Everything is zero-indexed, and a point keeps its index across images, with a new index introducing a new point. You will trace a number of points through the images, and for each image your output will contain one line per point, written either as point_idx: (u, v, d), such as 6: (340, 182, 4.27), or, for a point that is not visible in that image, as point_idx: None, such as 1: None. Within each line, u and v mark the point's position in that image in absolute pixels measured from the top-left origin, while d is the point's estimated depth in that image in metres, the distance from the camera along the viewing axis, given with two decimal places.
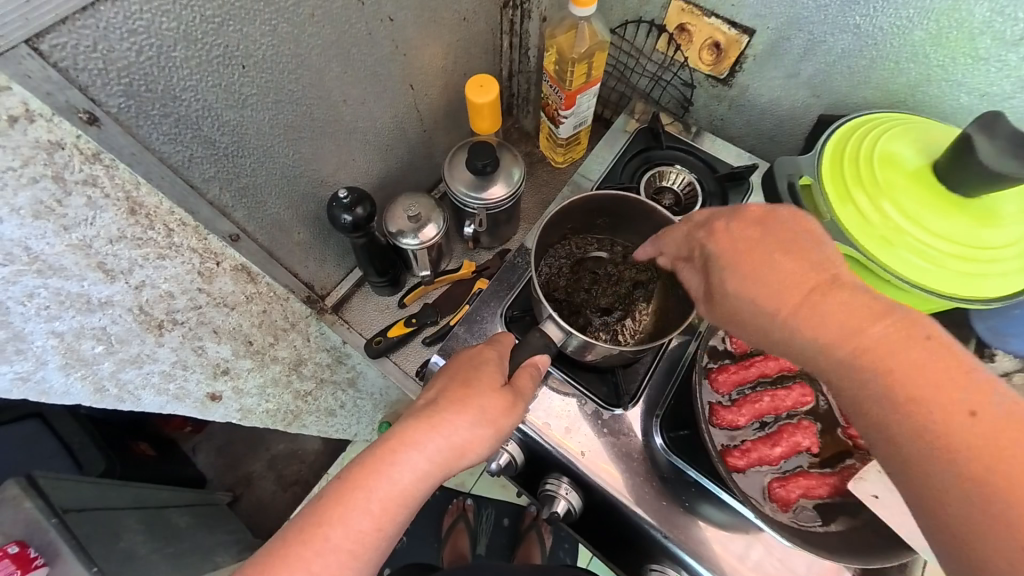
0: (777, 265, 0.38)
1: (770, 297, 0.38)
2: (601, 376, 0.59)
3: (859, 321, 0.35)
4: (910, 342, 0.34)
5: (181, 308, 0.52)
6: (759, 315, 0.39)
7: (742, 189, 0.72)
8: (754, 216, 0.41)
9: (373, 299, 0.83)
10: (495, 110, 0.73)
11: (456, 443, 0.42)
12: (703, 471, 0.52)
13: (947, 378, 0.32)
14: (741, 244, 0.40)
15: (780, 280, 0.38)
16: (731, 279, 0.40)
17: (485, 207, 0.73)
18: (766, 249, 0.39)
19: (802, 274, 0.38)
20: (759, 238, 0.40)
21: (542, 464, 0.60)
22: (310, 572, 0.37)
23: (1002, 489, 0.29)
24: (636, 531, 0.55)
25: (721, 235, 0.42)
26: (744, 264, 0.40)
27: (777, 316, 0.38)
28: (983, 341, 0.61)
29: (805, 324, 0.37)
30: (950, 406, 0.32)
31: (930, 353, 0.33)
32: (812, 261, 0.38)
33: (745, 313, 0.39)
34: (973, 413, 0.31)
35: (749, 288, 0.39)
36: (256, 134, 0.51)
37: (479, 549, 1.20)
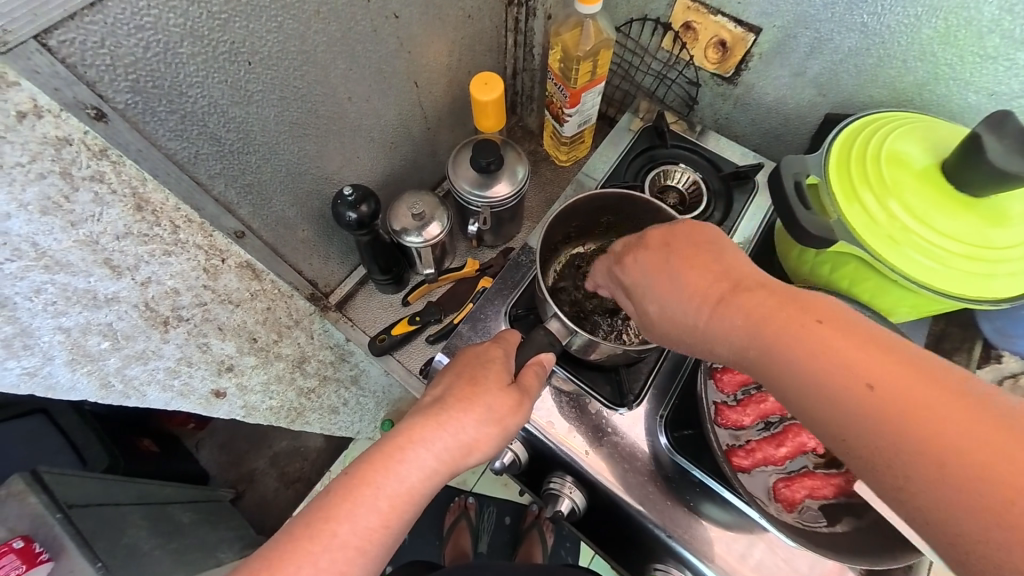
0: (692, 275, 0.40)
1: (691, 308, 0.40)
2: (605, 375, 0.59)
3: (774, 316, 0.36)
4: (818, 331, 0.34)
5: (186, 305, 0.52)
6: (688, 329, 0.40)
7: (748, 188, 0.71)
8: (673, 233, 0.44)
9: (377, 296, 0.83)
10: (499, 108, 0.73)
11: (464, 441, 0.42)
12: (707, 471, 0.52)
13: (863, 355, 0.33)
14: (654, 262, 0.43)
15: (672, 266, 0.42)
16: (651, 299, 0.42)
17: (489, 205, 0.73)
18: (705, 258, 0.41)
19: (714, 281, 0.40)
20: (670, 249, 0.43)
21: (545, 463, 0.60)
22: (317, 568, 0.37)
23: (956, 460, 0.29)
24: (640, 530, 0.55)
25: (635, 262, 0.44)
26: (668, 281, 0.41)
27: (702, 325, 0.39)
28: (989, 342, 0.61)
29: (732, 327, 0.38)
30: (877, 385, 0.32)
31: (840, 335, 0.34)
32: (697, 248, 0.42)
33: (672, 331, 0.41)
34: (899, 386, 0.31)
35: (671, 301, 0.41)
36: (261, 131, 0.51)
37: (480, 548, 1.20)
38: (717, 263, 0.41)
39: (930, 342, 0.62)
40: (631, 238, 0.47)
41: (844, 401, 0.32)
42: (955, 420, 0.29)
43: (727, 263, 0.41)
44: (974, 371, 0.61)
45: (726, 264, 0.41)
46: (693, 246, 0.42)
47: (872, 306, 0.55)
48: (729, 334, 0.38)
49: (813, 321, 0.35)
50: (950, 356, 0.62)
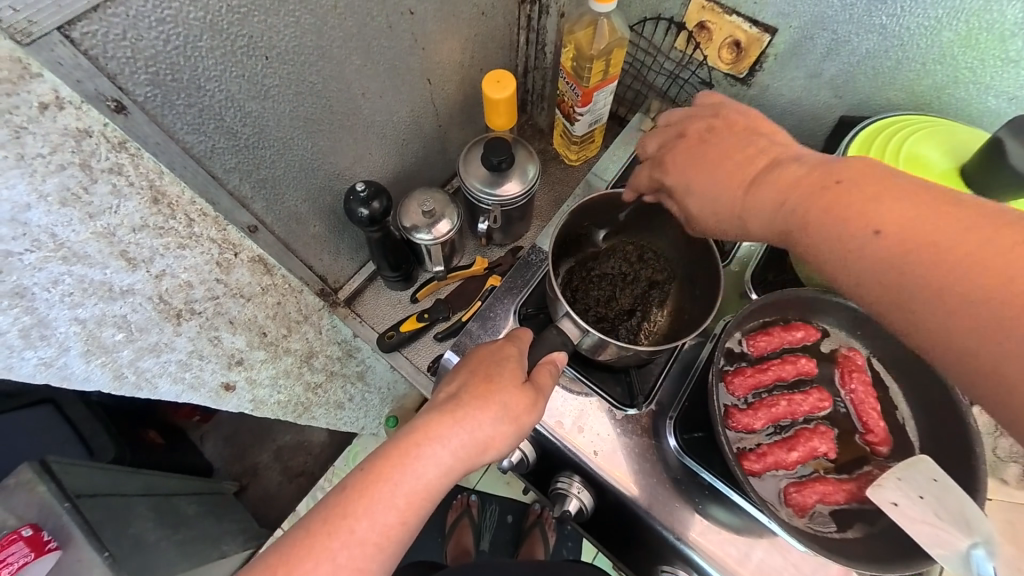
0: (721, 166, 0.42)
1: (723, 191, 0.42)
2: (615, 376, 0.59)
3: (772, 184, 0.38)
4: (806, 178, 0.37)
5: (199, 298, 0.53)
6: (720, 217, 0.42)
7: None
8: (697, 132, 0.46)
9: (385, 293, 0.83)
10: (511, 106, 0.72)
11: (480, 439, 0.42)
12: (716, 473, 0.53)
13: (832, 190, 0.35)
14: (687, 157, 0.45)
15: (684, 164, 0.45)
16: (691, 196, 0.44)
17: (499, 203, 0.73)
18: (708, 158, 0.43)
19: (735, 167, 0.41)
20: (700, 145, 0.44)
21: (553, 462, 0.60)
22: (335, 564, 0.37)
23: (894, 254, 0.32)
24: (647, 532, 0.55)
25: (672, 160, 0.46)
26: (681, 175, 0.45)
27: (734, 211, 0.41)
28: None
29: (757, 208, 0.39)
30: (859, 210, 0.34)
31: (811, 180, 0.36)
32: (695, 147, 0.45)
33: (714, 221, 0.43)
34: (881, 208, 0.33)
35: (704, 203, 0.43)
36: (276, 126, 0.51)
37: (482, 546, 1.20)
38: (746, 144, 0.42)
39: None
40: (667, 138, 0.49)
41: (831, 243, 0.35)
42: (926, 230, 0.31)
43: (755, 141, 0.42)
44: None
45: (750, 141, 0.42)
46: (695, 149, 0.45)
47: None
48: (748, 213, 0.40)
49: (800, 171, 0.37)
50: None
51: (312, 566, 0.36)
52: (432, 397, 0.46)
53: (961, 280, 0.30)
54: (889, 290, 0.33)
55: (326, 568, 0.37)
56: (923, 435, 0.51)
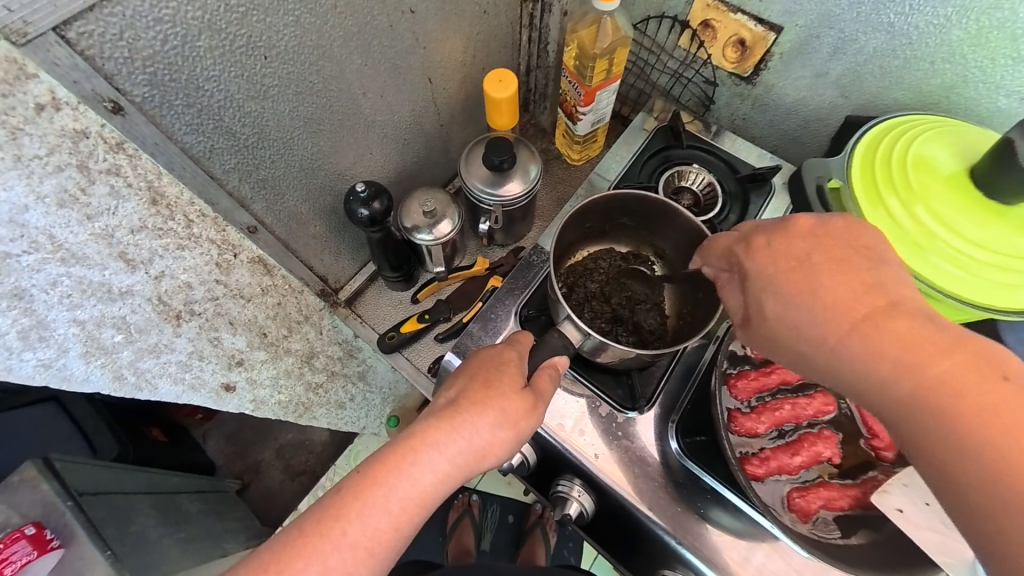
0: (826, 280, 0.37)
1: (823, 317, 0.37)
2: (616, 379, 0.58)
3: (890, 325, 0.35)
4: (921, 334, 0.34)
5: (199, 299, 0.53)
6: (806, 336, 0.38)
7: (765, 190, 0.70)
8: (806, 231, 0.40)
9: (386, 293, 0.83)
10: (513, 106, 0.72)
11: (478, 446, 0.41)
12: (717, 477, 0.52)
13: (976, 376, 0.32)
14: (790, 257, 0.39)
15: (818, 275, 0.38)
16: (769, 293, 0.40)
17: (501, 204, 0.72)
18: (817, 262, 0.38)
19: (858, 296, 0.36)
20: (809, 257, 0.39)
21: (554, 465, 0.60)
22: (326, 566, 0.37)
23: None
24: (649, 536, 0.55)
25: (766, 247, 0.41)
26: (784, 283, 0.39)
27: (829, 340, 0.37)
28: (1013, 353, 0.59)
29: (858, 354, 0.35)
30: (950, 395, 0.32)
31: (949, 354, 0.33)
32: (810, 245, 0.39)
33: (787, 335, 0.39)
34: (1001, 409, 0.31)
35: (796, 309, 0.38)
36: (275, 126, 0.50)
37: (483, 546, 1.21)
38: (860, 273, 0.37)
39: None
40: (768, 225, 0.43)
41: (926, 415, 0.33)
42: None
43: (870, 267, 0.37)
44: None
45: (868, 273, 0.37)
46: (802, 247, 0.39)
47: None
48: (841, 354, 0.36)
49: (926, 333, 0.34)
50: None
51: (303, 567, 0.36)
52: (431, 402, 0.46)
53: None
54: (944, 452, 0.32)
55: (316, 568, 0.36)
56: None
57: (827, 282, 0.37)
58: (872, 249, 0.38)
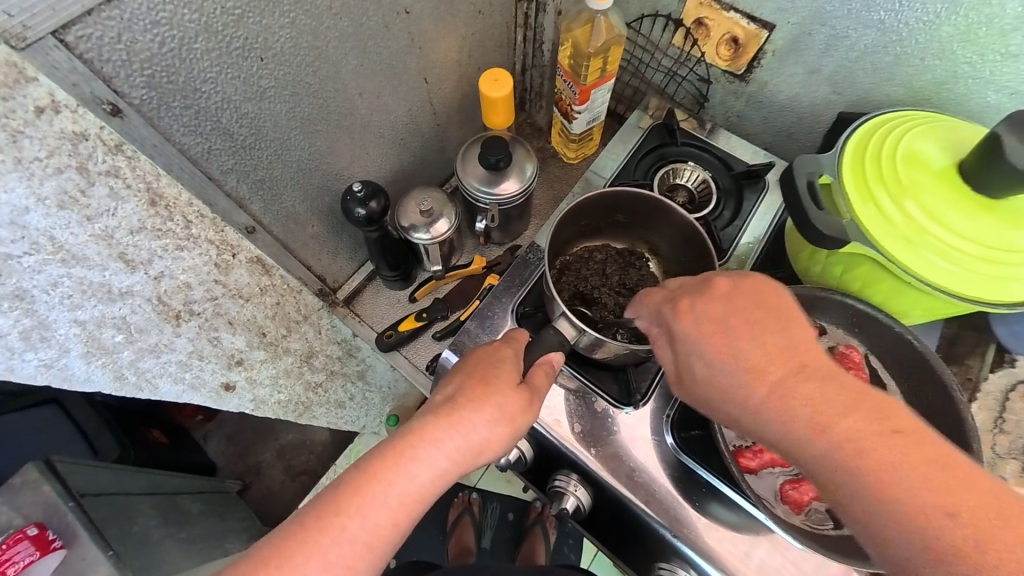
0: (739, 343, 0.40)
1: (744, 384, 0.39)
2: (613, 374, 0.59)
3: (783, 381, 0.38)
4: (812, 387, 0.38)
5: (198, 299, 0.53)
6: (735, 403, 0.40)
7: (759, 186, 0.71)
8: (723, 292, 0.43)
9: (384, 292, 0.83)
10: (509, 105, 0.72)
11: (475, 442, 0.42)
12: (714, 472, 0.52)
13: (851, 414, 0.36)
14: (711, 321, 0.42)
15: (738, 343, 0.40)
16: (698, 358, 0.42)
17: (497, 202, 0.73)
18: (734, 327, 0.41)
19: (775, 357, 0.39)
20: (723, 322, 0.41)
21: (551, 461, 0.60)
22: (325, 559, 0.37)
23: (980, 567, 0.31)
24: (646, 530, 0.55)
25: (693, 309, 0.43)
26: (707, 349, 0.41)
27: (754, 408, 0.39)
28: (1004, 346, 0.59)
29: (770, 412, 0.38)
30: (838, 438, 0.36)
31: (830, 399, 0.37)
32: (729, 313, 0.42)
33: (717, 399, 0.41)
34: (874, 447, 0.35)
35: (718, 375, 0.41)
36: (273, 126, 0.51)
37: (483, 543, 1.22)
38: (774, 337, 0.40)
39: (942, 345, 0.60)
40: (689, 284, 0.45)
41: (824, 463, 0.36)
42: (941, 475, 0.34)
43: (784, 330, 0.40)
44: (987, 376, 0.59)
45: (777, 334, 0.40)
46: (722, 310, 0.42)
47: (885, 307, 0.55)
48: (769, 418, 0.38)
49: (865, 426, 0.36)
50: (963, 359, 0.60)
51: (303, 560, 0.37)
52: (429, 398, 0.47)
53: (937, 534, 0.33)
54: (890, 539, 0.34)
55: (315, 562, 0.37)
56: None
57: (743, 347, 0.40)
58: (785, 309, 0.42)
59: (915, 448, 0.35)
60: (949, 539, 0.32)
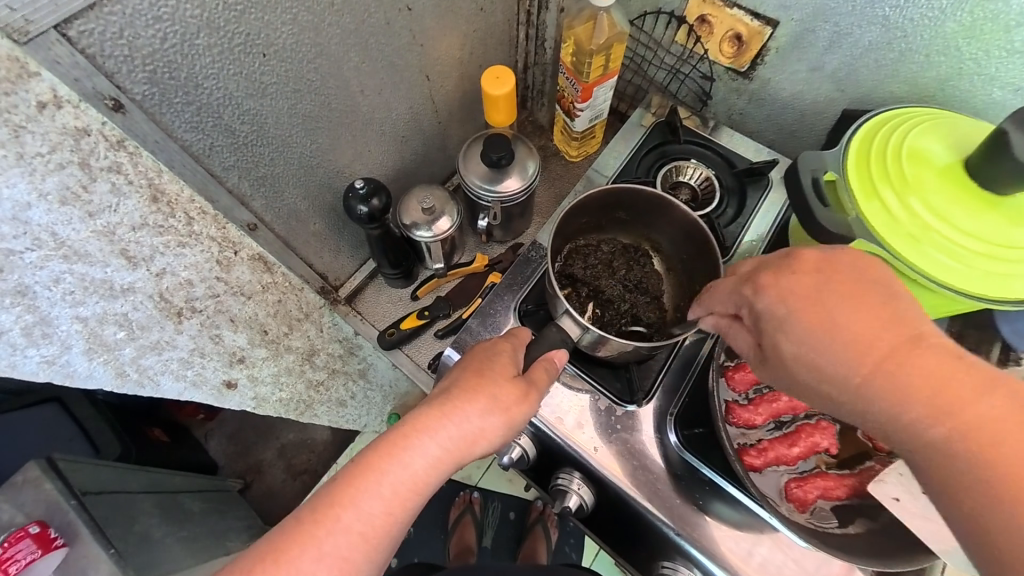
0: (815, 313, 0.38)
1: (841, 352, 0.37)
2: (615, 372, 0.59)
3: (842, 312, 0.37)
4: (871, 317, 0.37)
5: (200, 296, 0.53)
6: (827, 367, 0.37)
7: (762, 184, 0.70)
8: (813, 265, 0.39)
9: (386, 290, 0.83)
10: (511, 103, 0.72)
11: (469, 432, 0.42)
12: (716, 469, 0.52)
13: (907, 345, 0.36)
14: (806, 293, 0.38)
15: (843, 318, 0.37)
16: (783, 330, 0.39)
17: (499, 200, 0.73)
18: (832, 300, 0.38)
19: (868, 334, 0.36)
20: (794, 293, 0.39)
21: (554, 459, 0.60)
22: (321, 551, 0.37)
23: None
24: (648, 528, 0.55)
25: (782, 282, 0.40)
26: (800, 316, 0.38)
27: (850, 376, 0.37)
28: (1009, 344, 0.59)
29: (830, 348, 0.37)
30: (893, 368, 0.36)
31: (888, 326, 0.36)
32: (830, 282, 0.38)
33: (779, 359, 0.40)
34: (990, 431, 0.33)
35: (803, 346, 0.38)
36: (274, 123, 0.51)
37: (484, 542, 1.22)
38: (880, 309, 0.37)
39: None
40: (774, 258, 0.42)
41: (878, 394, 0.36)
42: (993, 398, 0.33)
43: (889, 302, 0.37)
44: None
45: (850, 300, 0.37)
46: (819, 282, 0.39)
47: None
48: (825, 359, 0.37)
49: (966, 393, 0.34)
50: None
51: (299, 554, 0.37)
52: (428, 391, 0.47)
53: (990, 472, 0.32)
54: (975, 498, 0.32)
55: (310, 555, 0.37)
56: None
57: (842, 317, 0.37)
58: (888, 285, 0.38)
59: (966, 373, 0.34)
60: (999, 476, 0.32)
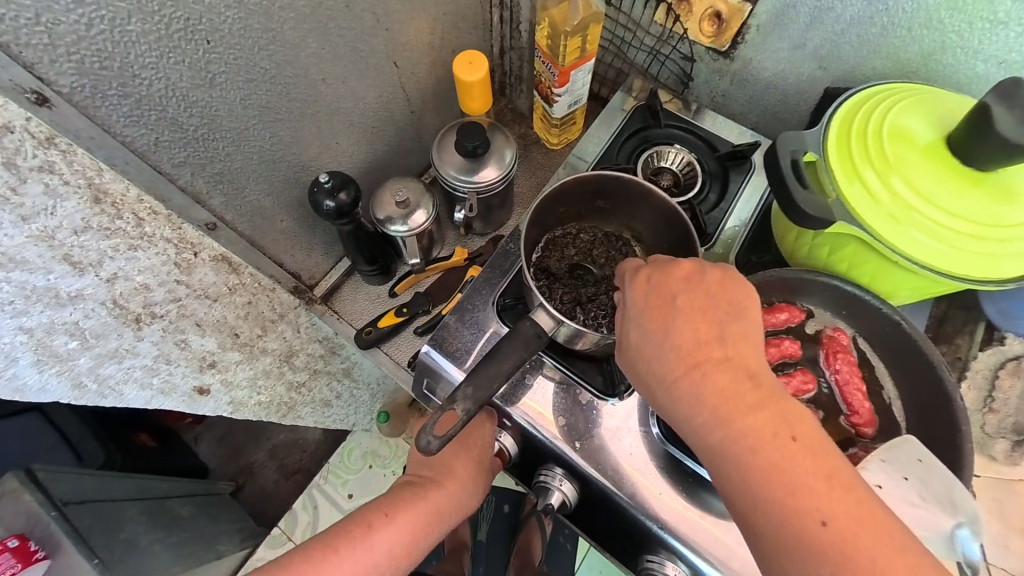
0: (681, 323, 0.41)
1: (671, 361, 0.40)
2: (597, 366, 0.57)
3: (719, 369, 0.39)
4: (740, 391, 0.38)
5: (160, 301, 0.51)
6: (656, 375, 0.41)
7: (745, 168, 0.68)
8: (683, 277, 0.42)
9: (364, 288, 0.79)
10: (486, 89, 0.69)
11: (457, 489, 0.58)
12: (698, 460, 0.52)
13: (776, 440, 0.36)
14: (662, 297, 0.42)
15: (683, 332, 0.40)
16: (639, 330, 0.42)
17: (476, 190, 0.70)
18: (682, 313, 0.41)
19: (699, 350, 0.40)
20: (670, 300, 0.42)
21: (537, 455, 0.58)
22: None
23: (823, 545, 0.34)
24: (634, 523, 0.54)
25: (647, 284, 0.43)
26: (652, 325, 0.41)
27: (672, 383, 0.40)
28: (993, 324, 0.58)
29: (694, 399, 0.39)
30: (758, 460, 0.36)
31: (761, 412, 0.37)
32: (683, 288, 0.42)
33: (646, 375, 0.41)
34: (777, 456, 0.36)
35: (649, 348, 0.41)
36: (228, 116, 0.47)
37: (479, 536, 1.23)
38: (718, 328, 0.40)
39: (931, 325, 0.58)
40: (662, 260, 0.45)
41: (734, 468, 0.37)
42: (845, 514, 0.34)
43: (728, 322, 0.40)
44: (976, 354, 0.57)
45: (726, 328, 0.40)
46: (675, 293, 0.42)
47: (874, 289, 0.53)
48: (685, 405, 0.39)
49: (763, 415, 0.37)
50: (951, 339, 0.58)
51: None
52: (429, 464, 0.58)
53: (774, 489, 0.35)
54: (751, 506, 0.36)
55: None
56: (911, 414, 0.50)
57: (685, 331, 0.40)
58: (738, 305, 0.41)
59: (830, 487, 0.35)
60: (785, 493, 0.35)
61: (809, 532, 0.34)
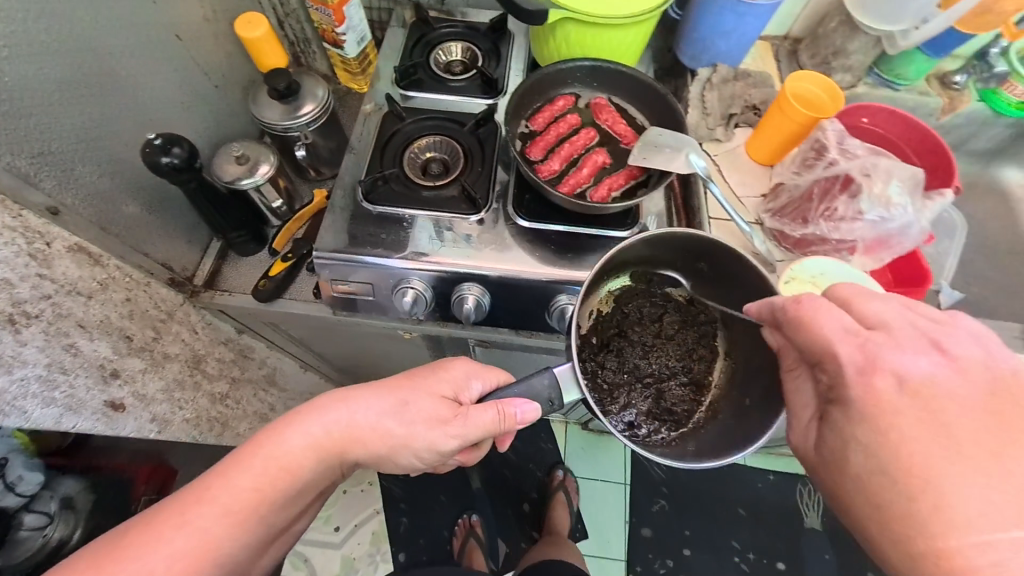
0: (925, 432, 0.39)
1: (917, 415, 0.39)
2: (457, 198, 0.70)
3: (960, 453, 0.37)
4: (982, 458, 0.37)
5: (29, 298, 0.50)
6: (879, 412, 0.41)
7: (506, 36, 0.89)
8: (958, 399, 0.39)
9: (243, 263, 0.82)
10: (272, 43, 0.77)
11: (417, 413, 0.57)
12: (554, 220, 0.68)
13: (985, 473, 0.36)
14: (924, 406, 0.39)
15: (932, 440, 0.38)
16: (844, 358, 0.42)
17: (306, 125, 0.78)
18: (952, 416, 0.39)
19: (968, 443, 0.38)
20: (898, 394, 0.40)
21: (449, 287, 0.69)
22: (216, 500, 0.49)
23: None
24: (536, 291, 0.68)
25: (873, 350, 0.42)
26: (892, 373, 0.41)
27: (884, 393, 0.41)
28: (690, 68, 0.83)
29: (897, 431, 0.40)
30: (938, 503, 0.37)
31: (982, 466, 0.37)
32: (979, 404, 0.39)
33: (858, 363, 0.42)
34: (962, 496, 0.36)
35: (873, 378, 0.41)
36: (28, 89, 0.49)
37: (476, 485, 1.47)
38: (981, 453, 0.37)
39: None
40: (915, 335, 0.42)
41: (908, 515, 0.38)
42: None
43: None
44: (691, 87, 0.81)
45: (1004, 445, 0.37)
46: (960, 412, 0.39)
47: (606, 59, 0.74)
48: (887, 450, 0.40)
49: (977, 477, 0.36)
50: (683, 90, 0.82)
51: (242, 463, 0.51)
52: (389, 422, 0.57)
53: (923, 502, 0.38)
54: (881, 484, 0.40)
55: (206, 508, 0.48)
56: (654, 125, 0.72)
57: (937, 437, 0.38)
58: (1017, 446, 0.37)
59: None
60: (941, 529, 0.37)
61: (935, 534, 0.37)
